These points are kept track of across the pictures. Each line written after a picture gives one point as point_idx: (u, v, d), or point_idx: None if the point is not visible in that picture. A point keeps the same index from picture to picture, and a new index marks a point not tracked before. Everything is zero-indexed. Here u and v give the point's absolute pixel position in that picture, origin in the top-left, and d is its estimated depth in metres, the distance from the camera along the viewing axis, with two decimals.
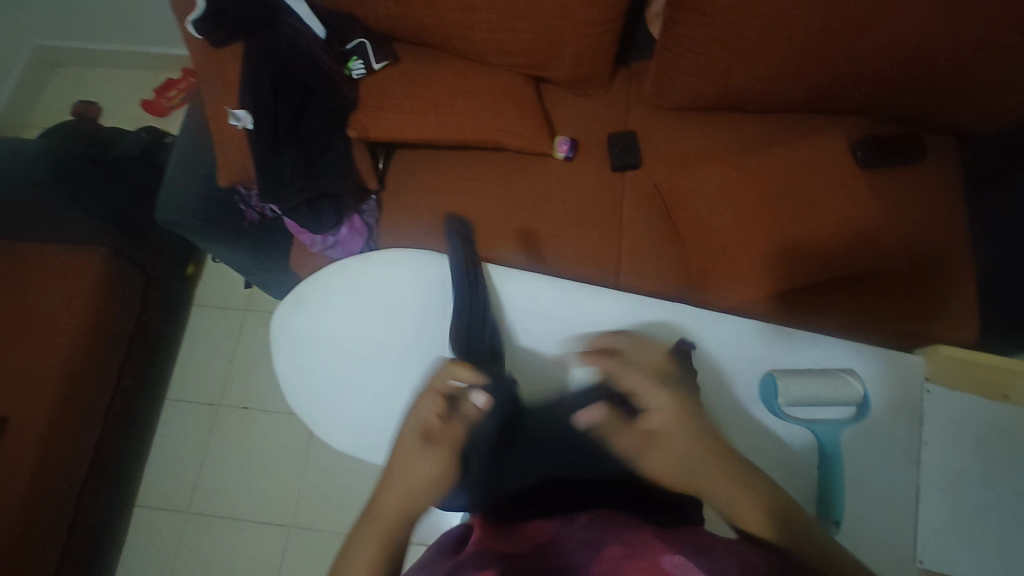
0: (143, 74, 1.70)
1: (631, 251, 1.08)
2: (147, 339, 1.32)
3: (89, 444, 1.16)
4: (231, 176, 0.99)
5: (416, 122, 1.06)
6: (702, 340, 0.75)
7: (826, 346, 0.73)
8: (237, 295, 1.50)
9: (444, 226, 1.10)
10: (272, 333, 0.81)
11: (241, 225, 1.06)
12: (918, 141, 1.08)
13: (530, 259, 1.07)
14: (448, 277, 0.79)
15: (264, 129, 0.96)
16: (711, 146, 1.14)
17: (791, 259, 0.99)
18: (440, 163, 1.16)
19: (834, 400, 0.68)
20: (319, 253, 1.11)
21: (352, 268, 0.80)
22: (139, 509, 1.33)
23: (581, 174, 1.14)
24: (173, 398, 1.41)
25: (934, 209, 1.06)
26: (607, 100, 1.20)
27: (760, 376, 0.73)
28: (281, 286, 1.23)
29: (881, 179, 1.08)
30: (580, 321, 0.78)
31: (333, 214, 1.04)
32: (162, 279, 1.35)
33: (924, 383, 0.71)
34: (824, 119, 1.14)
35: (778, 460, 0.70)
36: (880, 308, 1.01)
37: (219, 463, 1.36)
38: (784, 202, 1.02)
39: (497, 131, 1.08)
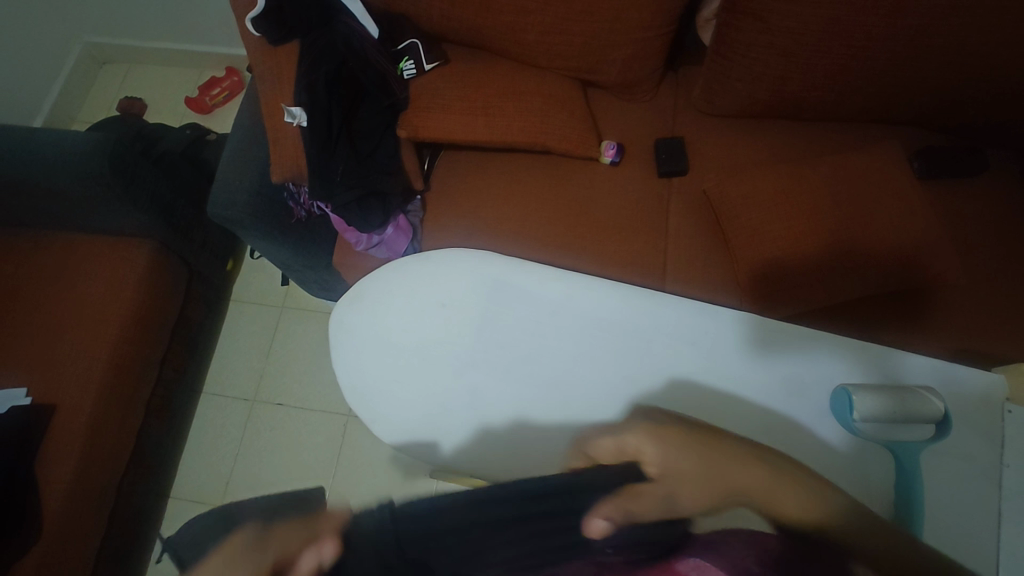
0: (188, 72, 1.73)
1: (678, 258, 1.06)
2: (186, 333, 1.33)
3: (131, 434, 1.18)
4: (282, 172, 0.99)
5: (466, 123, 1.06)
6: (765, 349, 0.75)
7: (895, 359, 0.72)
8: (274, 292, 1.51)
9: (489, 228, 1.09)
10: (330, 329, 0.82)
11: (288, 222, 1.07)
12: (979, 154, 1.05)
13: (575, 263, 1.05)
14: (505, 277, 0.80)
15: (317, 127, 0.97)
16: (762, 154, 1.12)
17: (849, 269, 0.96)
18: (484, 165, 1.15)
19: (913, 414, 0.66)
20: (364, 252, 1.10)
21: (413, 267, 0.82)
22: (175, 500, 1.34)
23: (627, 179, 1.12)
24: (210, 391, 1.43)
25: (995, 225, 1.03)
26: (655, 106, 1.19)
27: (831, 389, 0.72)
28: (321, 283, 1.23)
29: (941, 191, 1.05)
30: (639, 326, 0.77)
31: (380, 212, 1.02)
32: (204, 273, 1.36)
33: (1003, 404, 0.70)
34: (880, 128, 1.12)
35: (849, 475, 0.70)
36: (941, 323, 0.97)
37: (252, 458, 1.36)
38: (841, 212, 0.99)
39: (545, 134, 1.07)
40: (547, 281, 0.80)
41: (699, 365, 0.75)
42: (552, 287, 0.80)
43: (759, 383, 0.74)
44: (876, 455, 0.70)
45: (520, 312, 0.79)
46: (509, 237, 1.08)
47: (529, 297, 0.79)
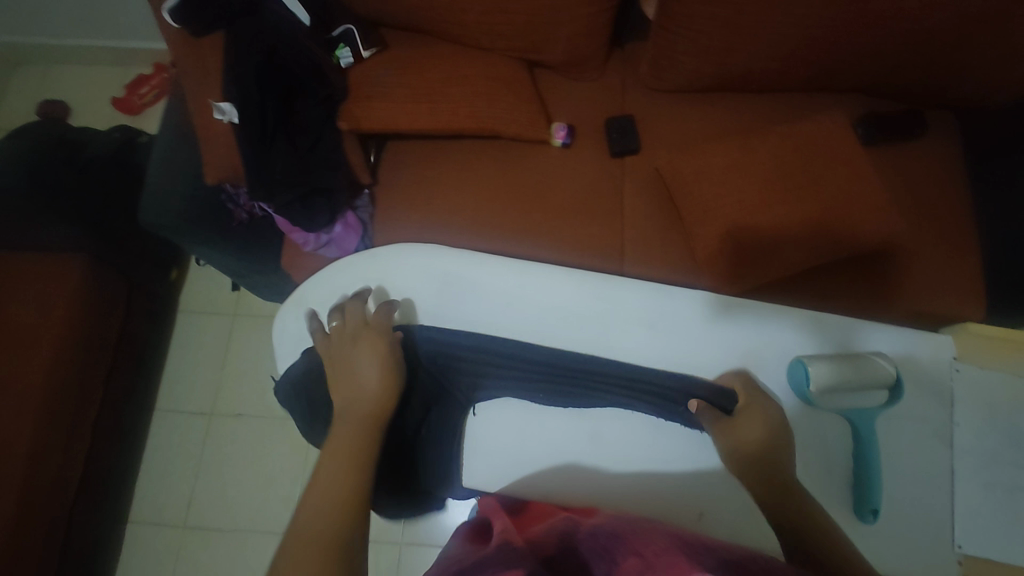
0: (110, 70, 1.62)
1: (634, 240, 1.05)
2: (132, 348, 1.26)
3: (79, 459, 1.12)
4: (216, 173, 0.94)
5: (409, 110, 1.02)
6: (720, 326, 0.75)
7: (850, 328, 0.73)
8: (224, 298, 1.44)
9: (442, 220, 1.06)
10: (273, 338, 0.79)
11: (230, 226, 1.00)
12: (919, 118, 1.07)
13: (531, 249, 1.04)
14: (458, 271, 0.78)
15: (249, 122, 0.91)
16: (712, 128, 1.12)
17: (801, 239, 0.97)
18: (433, 154, 1.12)
19: (868, 381, 0.68)
20: (312, 252, 1.05)
21: (358, 266, 0.79)
22: (133, 523, 1.28)
23: (580, 161, 1.11)
24: (163, 407, 1.36)
25: (938, 187, 1.05)
26: (603, 84, 1.17)
27: (788, 361, 0.73)
28: (270, 287, 1.18)
29: (885, 156, 1.07)
30: (597, 311, 0.76)
31: (326, 211, 0.99)
32: (145, 285, 1.29)
33: (952, 365, 0.72)
34: (825, 97, 1.13)
35: (809, 448, 0.70)
36: (892, 286, 0.99)
37: (215, 473, 1.31)
38: (791, 182, 0.99)
39: (493, 118, 1.04)
40: (502, 272, 0.78)
41: (658, 347, 0.75)
42: (509, 280, 0.78)
43: (718, 361, 0.74)
44: (838, 426, 0.71)
45: (476, 306, 0.77)
46: (463, 228, 1.05)
47: (484, 290, 0.78)
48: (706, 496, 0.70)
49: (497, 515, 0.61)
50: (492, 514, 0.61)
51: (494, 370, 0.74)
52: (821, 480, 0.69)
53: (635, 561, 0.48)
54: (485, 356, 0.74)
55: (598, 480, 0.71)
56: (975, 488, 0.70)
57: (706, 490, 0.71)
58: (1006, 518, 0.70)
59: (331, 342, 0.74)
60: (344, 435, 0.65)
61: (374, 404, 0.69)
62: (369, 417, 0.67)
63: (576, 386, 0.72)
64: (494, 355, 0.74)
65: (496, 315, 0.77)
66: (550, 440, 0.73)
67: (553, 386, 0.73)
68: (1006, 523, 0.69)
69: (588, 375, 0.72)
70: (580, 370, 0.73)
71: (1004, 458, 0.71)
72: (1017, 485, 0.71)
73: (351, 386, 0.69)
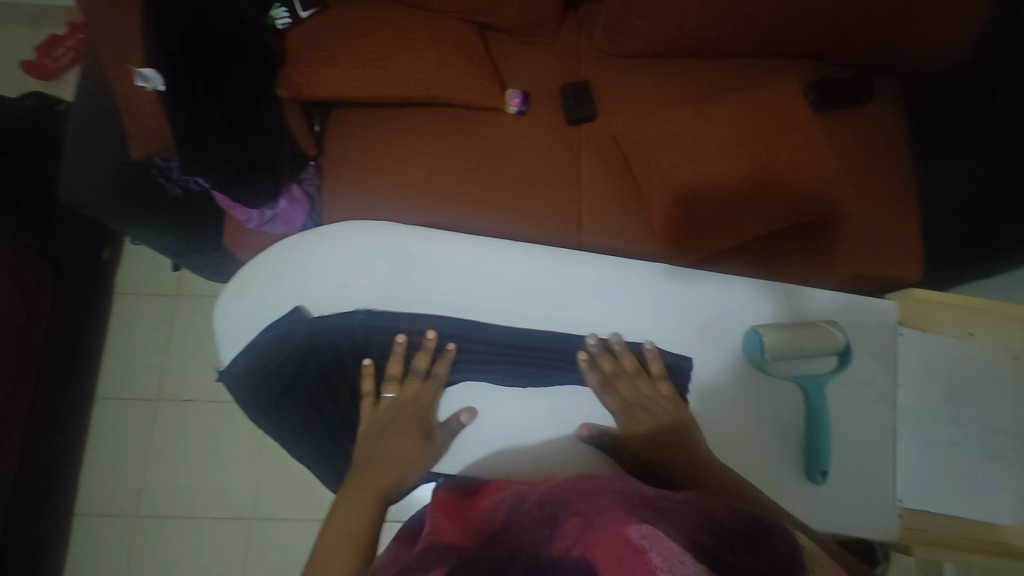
0: (19, 30, 1.46)
1: (592, 210, 1.04)
2: (63, 336, 1.18)
3: (11, 456, 1.05)
4: (144, 146, 0.87)
5: (354, 77, 0.98)
6: (673, 297, 0.75)
7: (802, 296, 0.75)
8: (164, 279, 1.36)
9: (394, 193, 1.02)
10: (215, 326, 0.74)
11: (163, 203, 0.93)
12: (866, 84, 1.09)
13: (486, 221, 1.01)
14: (411, 249, 0.75)
15: (177, 90, 0.83)
16: (667, 95, 1.10)
17: (756, 207, 0.97)
18: (383, 123, 1.07)
19: (819, 348, 0.70)
20: (256, 230, 1.00)
21: (304, 246, 0.75)
22: (79, 517, 1.22)
23: (534, 129, 1.08)
24: (103, 396, 1.29)
25: (884, 154, 1.08)
26: (557, 49, 1.14)
27: (743, 331, 0.75)
28: (214, 266, 1.12)
29: (834, 122, 1.09)
30: (553, 286, 0.75)
31: (270, 186, 0.92)
32: (71, 267, 1.19)
33: (895, 327, 0.76)
34: (778, 63, 1.13)
35: (761, 415, 0.73)
36: (840, 255, 1.01)
37: (165, 461, 1.26)
38: (745, 150, 0.99)
39: (444, 85, 1.00)
40: (458, 247, 0.75)
41: (615, 320, 0.75)
42: (467, 256, 0.75)
43: (674, 332, 0.75)
44: (790, 392, 0.73)
45: (430, 283, 0.75)
46: (416, 201, 1.01)
47: (438, 268, 0.75)
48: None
49: (437, 505, 0.61)
50: (429, 512, 0.59)
51: (461, 354, 0.74)
52: (775, 447, 0.72)
53: (575, 522, 0.47)
54: (447, 336, 0.74)
55: (561, 454, 0.70)
56: (917, 445, 0.74)
57: None
58: (948, 474, 0.73)
59: (379, 410, 0.72)
60: (355, 504, 0.64)
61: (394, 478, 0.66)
62: (380, 494, 0.65)
63: (532, 359, 0.73)
64: (456, 333, 0.74)
65: (454, 294, 0.75)
66: (510, 419, 0.72)
67: (511, 367, 0.73)
68: (947, 478, 0.73)
69: (550, 354, 0.73)
70: (538, 351, 0.73)
71: (941, 415, 0.75)
72: (952, 441, 0.74)
73: (372, 449, 0.68)
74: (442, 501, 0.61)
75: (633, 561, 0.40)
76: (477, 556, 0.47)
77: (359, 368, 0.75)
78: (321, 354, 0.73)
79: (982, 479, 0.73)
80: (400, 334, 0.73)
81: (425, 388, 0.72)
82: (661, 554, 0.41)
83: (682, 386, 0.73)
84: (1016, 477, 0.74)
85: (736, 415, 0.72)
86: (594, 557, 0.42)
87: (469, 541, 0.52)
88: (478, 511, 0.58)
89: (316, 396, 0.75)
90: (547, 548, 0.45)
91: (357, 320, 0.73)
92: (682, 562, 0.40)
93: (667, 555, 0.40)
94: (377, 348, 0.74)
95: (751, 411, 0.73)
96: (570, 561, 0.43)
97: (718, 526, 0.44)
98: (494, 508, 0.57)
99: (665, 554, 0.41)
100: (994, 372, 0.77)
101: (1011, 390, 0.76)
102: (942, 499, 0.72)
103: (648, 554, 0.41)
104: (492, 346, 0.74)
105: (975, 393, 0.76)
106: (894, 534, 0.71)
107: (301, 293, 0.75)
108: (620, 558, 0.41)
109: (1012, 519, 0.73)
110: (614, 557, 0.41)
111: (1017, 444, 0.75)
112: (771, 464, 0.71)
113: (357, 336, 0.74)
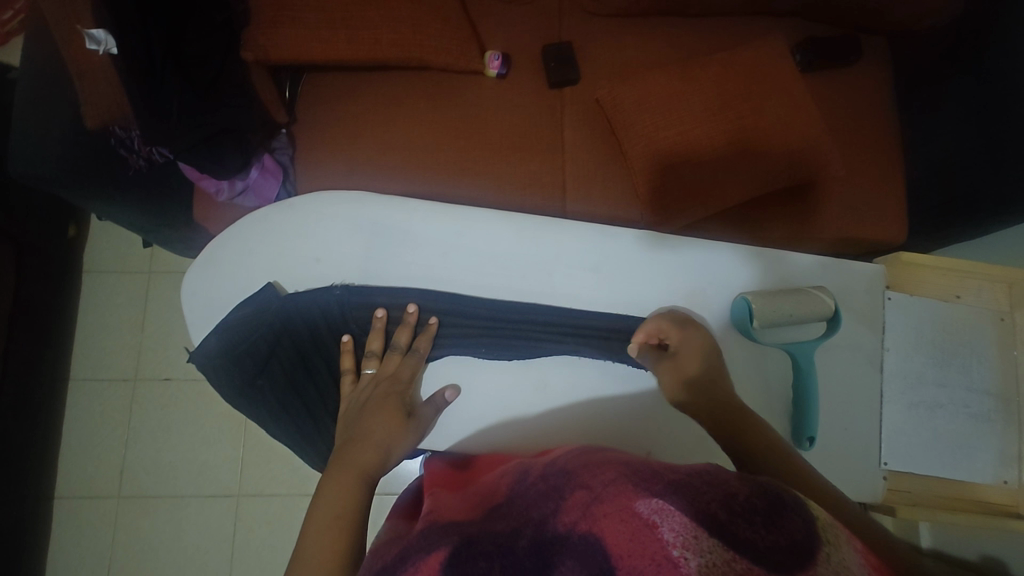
0: None
1: (575, 176, 1.01)
2: (29, 316, 1.13)
3: None
4: (98, 117, 0.80)
5: (325, 38, 0.93)
6: (659, 266, 0.74)
7: (790, 260, 0.74)
8: (136, 255, 1.31)
9: (372, 161, 0.98)
10: (182, 302, 0.73)
11: (124, 175, 0.88)
12: (855, 42, 1.06)
13: (467, 189, 0.97)
14: (388, 219, 0.72)
15: (131, 54, 0.76)
16: (652, 55, 1.07)
17: (742, 170, 0.95)
18: (359, 88, 1.02)
19: (807, 315, 0.69)
20: (228, 202, 0.96)
21: (274, 218, 0.72)
22: (61, 500, 1.20)
23: (515, 93, 1.04)
24: (79, 376, 1.25)
25: (872, 115, 1.06)
26: (538, 7, 1.09)
27: (730, 299, 0.74)
28: (187, 242, 1.08)
29: (821, 83, 1.07)
30: (539, 256, 0.73)
31: (238, 155, 0.88)
32: (34, 244, 1.14)
33: (883, 292, 0.76)
34: (764, 21, 1.09)
35: (741, 380, 0.73)
36: (826, 218, 1.00)
37: (146, 441, 1.23)
38: (731, 112, 0.96)
39: (420, 47, 0.96)
40: (440, 217, 0.73)
41: (602, 291, 0.73)
42: (448, 227, 0.73)
43: (661, 302, 0.73)
44: (775, 358, 0.73)
45: (408, 257, 0.72)
46: (395, 170, 0.97)
47: (417, 239, 0.73)
48: (662, 425, 0.71)
49: (433, 483, 0.60)
50: (427, 486, 0.60)
51: (444, 328, 0.72)
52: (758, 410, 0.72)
53: (582, 494, 0.45)
54: (429, 310, 0.72)
55: (551, 426, 0.70)
56: (902, 408, 0.74)
57: (655, 429, 0.70)
58: (932, 435, 0.74)
59: (359, 388, 0.70)
60: (339, 487, 0.59)
61: (378, 457, 0.63)
62: (364, 474, 0.61)
63: (516, 332, 0.71)
64: (439, 306, 0.72)
65: (435, 267, 0.72)
66: (496, 391, 0.71)
67: (495, 339, 0.71)
68: (932, 440, 0.74)
69: (535, 326, 0.71)
70: (523, 323, 0.71)
71: (927, 378, 0.75)
72: (937, 403, 0.75)
73: (355, 430, 0.65)
74: (439, 474, 0.63)
75: (644, 537, 0.39)
76: (480, 535, 0.46)
77: (336, 345, 0.73)
78: (296, 332, 0.71)
79: (965, 439, 0.74)
80: (378, 308, 0.71)
81: (406, 363, 0.70)
82: (673, 530, 0.39)
83: None
84: (996, 437, 0.75)
85: None
86: (602, 534, 0.40)
87: (473, 514, 0.52)
88: (479, 485, 0.59)
89: (292, 375, 0.72)
90: (554, 521, 0.44)
91: (335, 297, 0.70)
92: (695, 538, 0.38)
93: (679, 532, 0.39)
94: (355, 324, 0.72)
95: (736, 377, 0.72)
96: (577, 537, 0.41)
97: (737, 503, 0.42)
98: (496, 483, 0.57)
99: (677, 529, 0.39)
100: (978, 335, 0.77)
101: (994, 352, 0.77)
102: (926, 460, 0.74)
103: (659, 530, 0.39)
104: (477, 318, 0.71)
105: (959, 356, 0.76)
106: (878, 495, 0.72)
107: (272, 268, 0.72)
108: (631, 534, 0.39)
109: (990, 478, 0.74)
110: (624, 534, 0.39)
111: (998, 404, 0.76)
112: None
113: (335, 314, 0.71)
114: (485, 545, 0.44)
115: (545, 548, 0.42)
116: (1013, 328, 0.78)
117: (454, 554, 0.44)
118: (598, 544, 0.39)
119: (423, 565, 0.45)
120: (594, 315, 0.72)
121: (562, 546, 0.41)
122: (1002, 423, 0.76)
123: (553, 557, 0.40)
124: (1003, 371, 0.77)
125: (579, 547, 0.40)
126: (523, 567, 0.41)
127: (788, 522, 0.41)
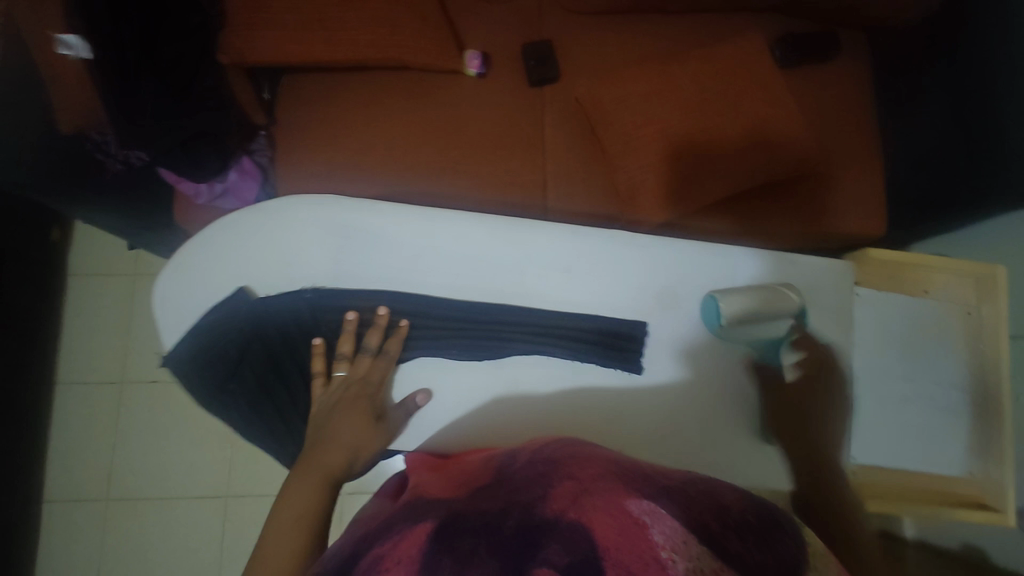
0: None
1: (557, 174, 1.01)
2: (13, 322, 1.13)
3: None
4: (74, 119, 0.82)
5: (301, 40, 0.93)
6: (630, 265, 0.74)
7: (761, 258, 0.75)
8: (121, 258, 1.31)
9: (351, 162, 0.98)
10: (153, 305, 0.73)
11: (102, 178, 0.89)
12: (833, 38, 1.07)
13: (448, 189, 0.98)
14: (360, 223, 0.73)
15: (103, 57, 0.76)
16: (631, 53, 1.07)
17: (720, 167, 0.95)
18: (337, 89, 1.02)
19: (775, 311, 0.70)
20: (208, 205, 0.96)
21: (244, 222, 0.73)
22: (49, 504, 1.20)
23: (495, 92, 1.04)
24: (64, 380, 1.25)
25: (851, 110, 1.06)
26: (516, 6, 1.09)
27: (701, 297, 0.74)
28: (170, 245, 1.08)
29: (800, 78, 1.07)
30: (513, 256, 0.74)
31: (215, 160, 0.88)
32: (17, 248, 1.14)
33: (852, 288, 0.76)
34: (744, 16, 1.09)
35: (712, 377, 0.73)
36: (805, 213, 1.01)
37: (133, 444, 1.24)
38: (709, 109, 0.97)
39: (398, 47, 0.96)
40: (414, 221, 0.73)
41: (576, 291, 0.74)
42: (422, 229, 0.73)
43: (635, 300, 0.74)
44: (746, 356, 0.74)
45: (383, 260, 0.73)
46: (375, 171, 0.98)
47: (389, 243, 0.73)
48: (639, 421, 0.71)
49: (417, 466, 0.61)
50: (411, 469, 0.61)
51: (417, 330, 0.72)
52: (731, 406, 0.73)
53: (570, 485, 0.46)
54: (404, 312, 0.72)
55: (527, 426, 0.70)
56: (870, 402, 0.75)
57: (631, 426, 0.71)
58: (900, 428, 0.75)
59: (330, 390, 0.70)
60: (303, 490, 0.60)
61: (345, 461, 0.63)
62: (329, 477, 0.62)
63: (490, 331, 0.72)
64: (412, 308, 0.72)
65: (409, 268, 0.73)
66: (470, 392, 0.72)
67: (468, 341, 0.72)
68: (899, 432, 0.75)
69: (510, 327, 0.72)
70: (498, 324, 0.72)
71: (895, 371, 0.76)
72: (906, 397, 0.76)
73: (322, 432, 0.66)
74: (422, 457, 0.63)
75: (633, 535, 0.40)
76: (467, 509, 0.47)
77: (307, 349, 0.73)
78: (267, 336, 0.71)
79: (933, 432, 0.76)
80: (351, 311, 0.71)
81: (376, 366, 0.70)
82: (663, 532, 0.40)
83: (642, 348, 0.72)
84: (963, 429, 0.77)
85: (692, 382, 0.73)
86: (590, 524, 0.41)
87: (460, 492, 0.52)
88: (462, 466, 0.60)
89: (264, 379, 0.72)
90: (541, 507, 0.44)
91: (306, 301, 0.71)
92: (684, 543, 0.39)
93: (669, 535, 0.40)
94: (326, 328, 0.72)
95: (708, 373, 0.73)
96: (564, 523, 0.41)
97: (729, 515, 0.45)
98: (483, 464, 0.58)
99: (668, 532, 0.40)
100: (947, 330, 0.78)
101: (964, 346, 0.78)
102: (893, 453, 0.75)
103: (650, 531, 0.40)
104: (451, 319, 0.72)
105: (927, 350, 0.77)
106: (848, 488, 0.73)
107: (243, 272, 0.73)
108: (619, 528, 0.40)
109: (957, 470, 0.76)
110: (613, 528, 0.40)
111: (967, 398, 0.77)
112: (730, 425, 0.72)
113: (307, 318, 0.71)
114: (469, 521, 0.45)
115: (533, 529, 0.42)
116: (980, 323, 0.79)
117: (440, 528, 0.45)
118: (585, 533, 0.40)
119: (408, 535, 0.45)
120: (567, 314, 0.73)
121: (548, 532, 0.41)
122: (971, 416, 0.77)
123: (538, 541, 0.40)
124: (973, 364, 0.78)
125: (564, 534, 0.40)
126: (509, 549, 0.41)
127: (781, 545, 0.42)
